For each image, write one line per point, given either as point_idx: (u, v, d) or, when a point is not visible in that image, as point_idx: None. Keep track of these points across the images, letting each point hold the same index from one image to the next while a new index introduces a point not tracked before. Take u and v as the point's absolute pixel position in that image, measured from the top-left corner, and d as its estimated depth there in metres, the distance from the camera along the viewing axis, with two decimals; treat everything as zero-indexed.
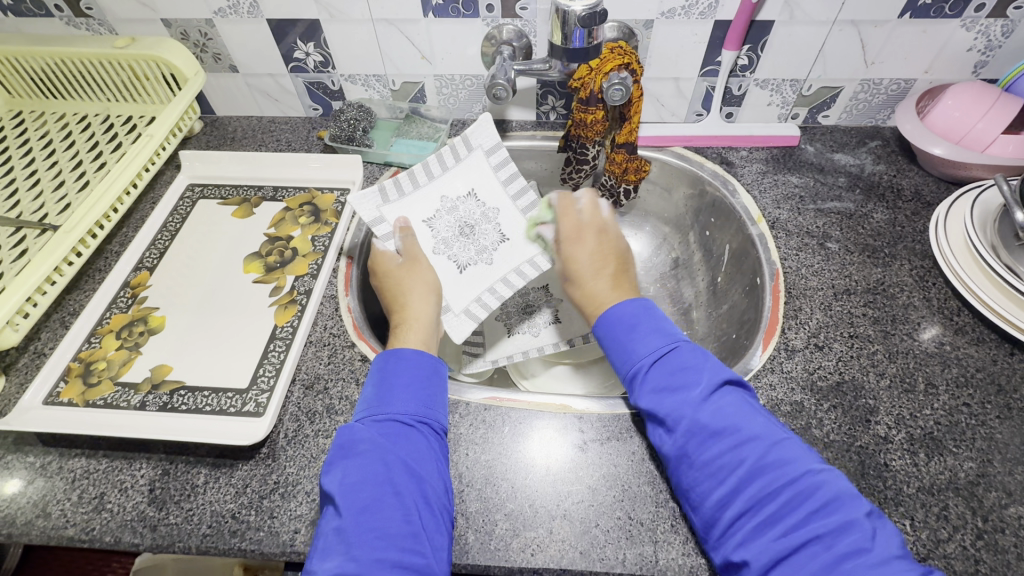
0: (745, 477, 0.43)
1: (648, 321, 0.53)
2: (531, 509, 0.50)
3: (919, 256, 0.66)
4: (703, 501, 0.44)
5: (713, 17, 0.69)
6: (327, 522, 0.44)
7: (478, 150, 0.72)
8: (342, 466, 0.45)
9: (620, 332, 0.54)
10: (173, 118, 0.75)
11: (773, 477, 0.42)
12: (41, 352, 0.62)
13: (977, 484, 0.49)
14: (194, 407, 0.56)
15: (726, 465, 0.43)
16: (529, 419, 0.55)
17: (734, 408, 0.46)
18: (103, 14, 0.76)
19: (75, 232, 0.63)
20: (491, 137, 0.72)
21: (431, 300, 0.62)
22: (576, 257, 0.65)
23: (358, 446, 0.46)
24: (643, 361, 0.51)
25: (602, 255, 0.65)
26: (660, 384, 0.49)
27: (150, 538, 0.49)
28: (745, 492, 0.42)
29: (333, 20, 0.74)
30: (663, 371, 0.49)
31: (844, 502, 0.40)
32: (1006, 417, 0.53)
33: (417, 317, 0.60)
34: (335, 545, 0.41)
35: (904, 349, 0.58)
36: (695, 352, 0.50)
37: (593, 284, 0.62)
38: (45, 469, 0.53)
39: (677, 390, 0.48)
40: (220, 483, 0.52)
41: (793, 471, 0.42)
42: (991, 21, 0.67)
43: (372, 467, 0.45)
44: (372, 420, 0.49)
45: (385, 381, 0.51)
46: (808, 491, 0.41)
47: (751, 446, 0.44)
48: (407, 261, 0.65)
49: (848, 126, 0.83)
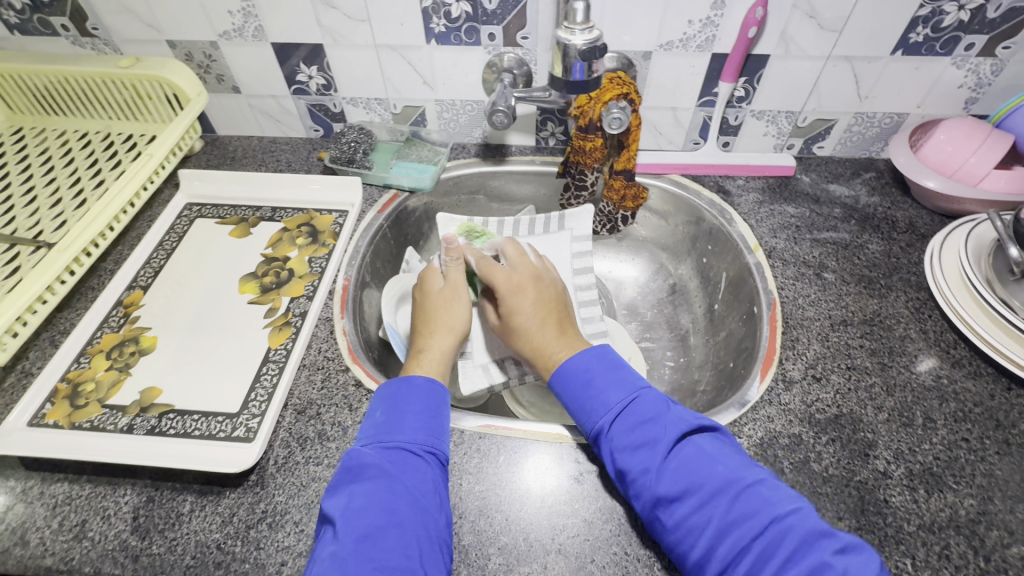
0: (714, 538, 0.42)
1: (603, 373, 0.53)
2: (526, 542, 0.49)
3: (915, 287, 0.67)
4: (685, 562, 0.43)
5: (710, 50, 0.71)
6: (323, 547, 0.42)
7: (568, 231, 0.78)
8: (348, 489, 0.45)
9: (578, 389, 0.53)
10: (175, 137, 0.75)
11: (741, 532, 0.41)
12: (29, 372, 0.61)
13: (977, 522, 0.48)
14: (183, 431, 0.55)
15: (693, 527, 0.43)
16: (523, 448, 0.55)
17: (698, 459, 0.45)
18: (108, 34, 0.77)
19: (70, 251, 0.63)
20: (586, 221, 0.78)
21: (459, 335, 0.61)
22: (516, 307, 0.60)
23: (366, 470, 0.46)
24: (604, 420, 0.50)
25: (545, 304, 0.60)
26: (624, 442, 0.48)
27: (130, 569, 0.47)
28: (718, 551, 0.41)
29: (336, 45, 0.75)
30: (625, 429, 0.48)
31: (814, 546, 0.39)
32: (1005, 453, 0.52)
33: (436, 350, 0.59)
34: (331, 572, 0.40)
35: (902, 382, 0.58)
36: (655, 401, 0.50)
37: (543, 337, 0.58)
38: (26, 494, 0.52)
39: (641, 445, 0.47)
40: (205, 512, 0.50)
41: (758, 523, 0.41)
42: (981, 59, 0.69)
43: (377, 494, 0.44)
44: (381, 445, 0.48)
45: (395, 408, 0.51)
46: (777, 540, 0.40)
47: (716, 503, 0.43)
48: (449, 287, 0.64)
49: (842, 157, 0.84)
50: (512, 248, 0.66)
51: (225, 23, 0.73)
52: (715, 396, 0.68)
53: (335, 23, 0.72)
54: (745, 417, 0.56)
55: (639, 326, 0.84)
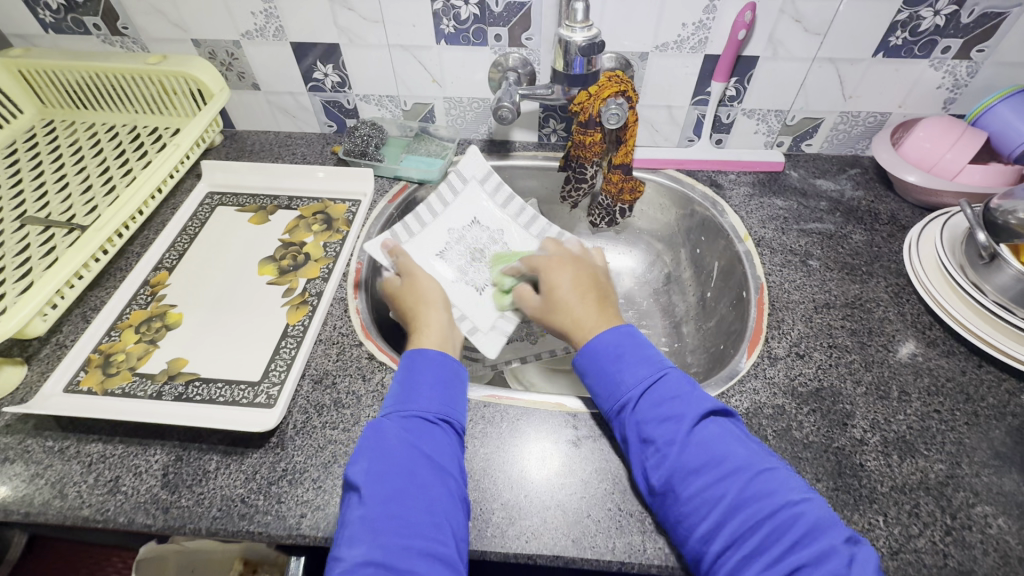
0: (727, 511, 0.44)
1: (632, 349, 0.55)
2: (527, 499, 0.52)
3: (894, 274, 0.71)
4: (688, 536, 0.45)
5: (703, 51, 0.76)
6: (351, 510, 0.46)
7: (472, 180, 0.82)
8: (369, 456, 0.48)
9: (606, 363, 0.55)
10: (200, 130, 0.80)
11: (755, 510, 0.43)
12: (63, 344, 0.65)
13: (946, 484, 0.52)
14: (208, 398, 0.59)
15: (708, 499, 0.45)
16: (524, 417, 0.59)
17: (719, 437, 0.48)
18: (137, 33, 0.82)
19: (104, 232, 0.67)
20: (480, 163, 0.82)
21: (439, 304, 0.65)
22: (557, 283, 0.64)
23: (387, 439, 0.49)
24: (631, 392, 0.52)
25: (582, 282, 0.65)
26: (648, 415, 0.50)
27: (162, 520, 0.51)
28: (730, 526, 0.43)
29: (352, 45, 0.79)
30: (653, 403, 0.51)
31: (824, 531, 0.42)
32: (974, 423, 0.56)
33: (427, 325, 0.62)
34: (361, 532, 0.44)
35: (880, 359, 0.62)
36: (682, 379, 0.52)
37: (582, 312, 0.61)
38: (63, 453, 0.56)
39: (667, 418, 0.49)
40: (230, 470, 0.54)
41: (773, 502, 0.43)
42: (957, 62, 0.73)
43: (399, 460, 0.48)
44: (399, 416, 0.52)
45: (410, 381, 0.54)
46: (788, 523, 0.42)
47: (734, 479, 0.45)
48: (405, 277, 0.68)
49: (829, 155, 0.89)
50: (552, 242, 0.72)
51: (248, 23, 0.78)
52: (707, 375, 0.72)
53: (351, 23, 0.77)
54: (732, 389, 0.60)
55: (635, 314, 0.89)
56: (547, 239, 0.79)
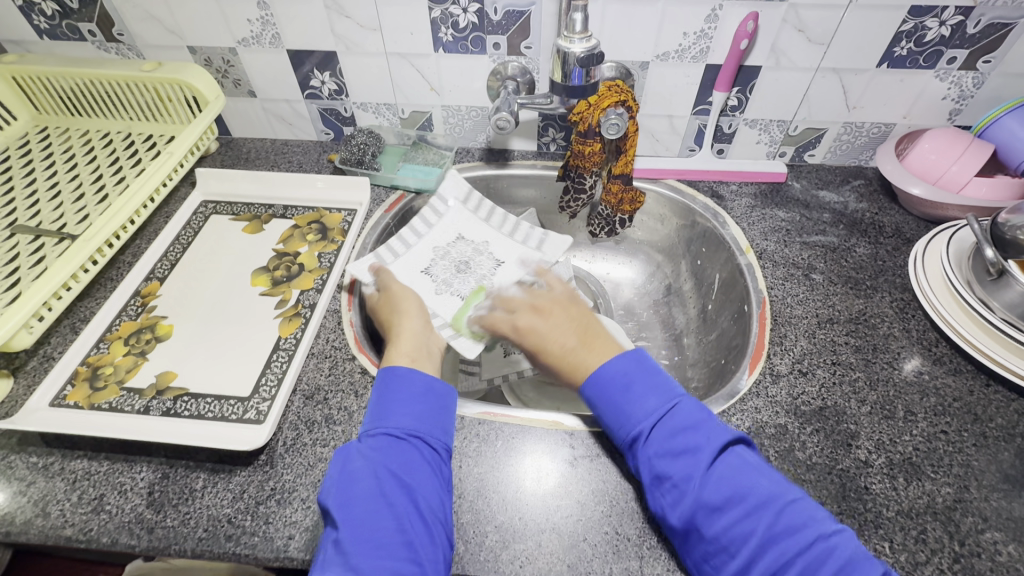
0: (757, 549, 0.42)
1: (641, 378, 0.53)
2: (521, 521, 0.51)
3: (899, 289, 0.70)
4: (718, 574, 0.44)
5: (704, 60, 0.74)
6: (328, 536, 0.45)
7: (454, 202, 0.81)
8: (337, 479, 0.47)
9: (615, 394, 0.52)
10: (193, 138, 0.79)
11: (784, 547, 0.42)
12: (50, 356, 0.64)
13: (954, 509, 0.51)
14: (196, 413, 0.58)
15: (737, 537, 0.43)
16: (520, 435, 0.57)
17: (740, 471, 0.46)
18: (133, 40, 0.81)
19: (93, 242, 0.66)
20: (461, 183, 0.82)
21: (412, 314, 0.63)
22: (538, 344, 0.59)
23: (354, 460, 0.48)
24: (642, 424, 0.50)
25: (559, 325, 0.60)
26: (663, 450, 0.48)
27: (146, 540, 0.50)
28: (761, 563, 0.42)
29: (349, 52, 0.78)
30: (665, 435, 0.49)
31: (861, 567, 0.41)
32: (982, 445, 0.55)
33: (399, 334, 0.61)
34: (334, 562, 0.43)
35: (884, 377, 0.61)
36: (694, 408, 0.50)
37: (573, 358, 0.56)
38: (47, 470, 0.54)
39: (681, 453, 0.47)
40: (217, 488, 0.53)
41: (803, 539, 0.42)
42: (963, 73, 0.72)
43: (366, 480, 0.46)
44: (367, 436, 0.50)
45: (382, 398, 0.53)
46: (820, 559, 0.41)
47: (761, 514, 0.44)
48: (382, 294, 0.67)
49: (833, 165, 0.87)
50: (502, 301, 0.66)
51: (244, 30, 0.77)
52: (707, 391, 0.70)
53: (347, 31, 0.76)
54: (734, 408, 0.58)
55: (635, 326, 0.87)
56: (530, 243, 0.79)
